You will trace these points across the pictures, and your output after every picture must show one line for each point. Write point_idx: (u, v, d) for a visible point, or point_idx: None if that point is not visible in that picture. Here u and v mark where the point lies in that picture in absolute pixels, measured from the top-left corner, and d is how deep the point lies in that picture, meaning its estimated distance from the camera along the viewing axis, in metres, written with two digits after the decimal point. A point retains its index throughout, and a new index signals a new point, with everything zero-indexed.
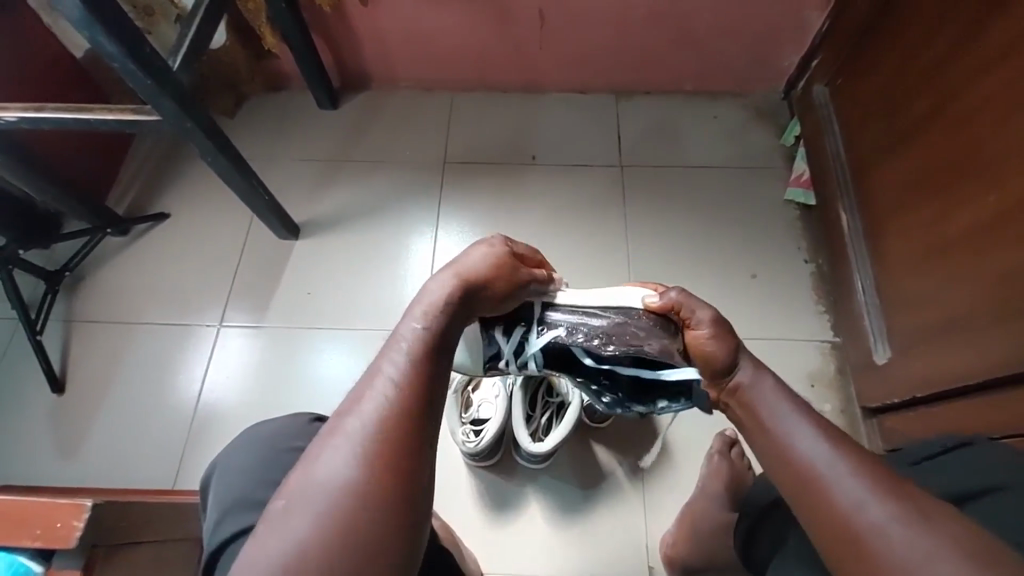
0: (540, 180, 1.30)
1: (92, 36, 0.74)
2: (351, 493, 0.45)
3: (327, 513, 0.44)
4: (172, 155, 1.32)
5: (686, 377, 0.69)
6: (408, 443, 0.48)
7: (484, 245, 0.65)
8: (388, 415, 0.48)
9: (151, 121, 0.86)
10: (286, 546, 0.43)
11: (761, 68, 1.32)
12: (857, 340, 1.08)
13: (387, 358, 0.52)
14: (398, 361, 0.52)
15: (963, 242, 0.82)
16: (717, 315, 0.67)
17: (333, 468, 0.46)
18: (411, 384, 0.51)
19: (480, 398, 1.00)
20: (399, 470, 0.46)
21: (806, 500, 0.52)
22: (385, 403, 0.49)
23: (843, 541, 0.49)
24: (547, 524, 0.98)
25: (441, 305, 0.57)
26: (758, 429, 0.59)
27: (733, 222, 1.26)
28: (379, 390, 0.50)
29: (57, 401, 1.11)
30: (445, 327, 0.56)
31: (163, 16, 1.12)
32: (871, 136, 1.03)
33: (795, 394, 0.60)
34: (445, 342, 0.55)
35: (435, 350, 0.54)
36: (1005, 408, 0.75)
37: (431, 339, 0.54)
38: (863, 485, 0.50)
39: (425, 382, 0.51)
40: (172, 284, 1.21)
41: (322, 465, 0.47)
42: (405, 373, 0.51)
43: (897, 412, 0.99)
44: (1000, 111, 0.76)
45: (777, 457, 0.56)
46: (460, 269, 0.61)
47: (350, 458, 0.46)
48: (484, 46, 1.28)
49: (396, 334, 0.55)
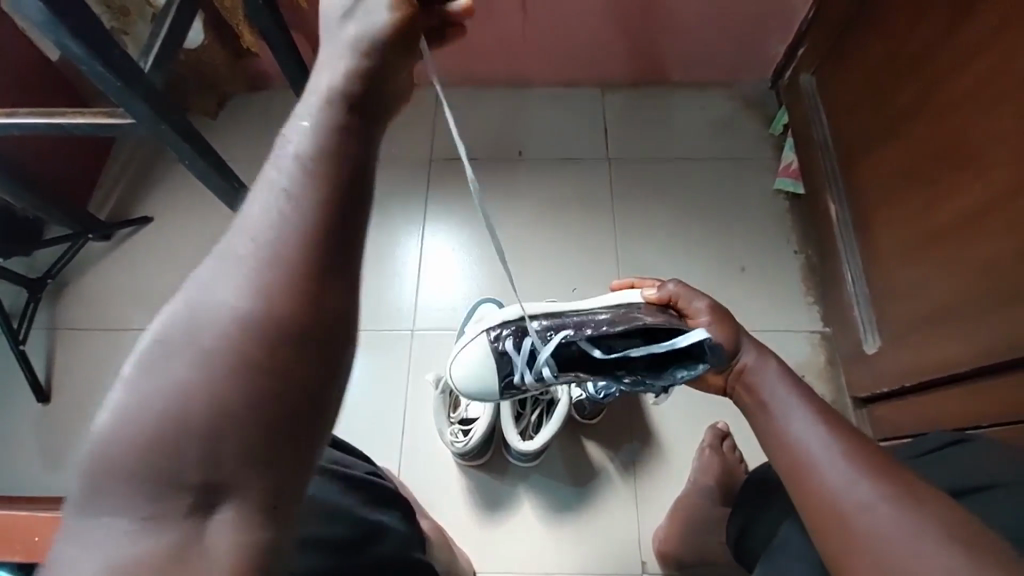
0: (527, 176, 1.29)
1: (59, 39, 0.72)
2: (202, 399, 0.31)
3: (170, 419, 0.31)
4: (154, 158, 1.30)
5: (697, 337, 0.65)
6: (293, 330, 0.33)
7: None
8: (261, 287, 0.33)
9: (124, 124, 0.85)
10: (165, 392, 0.31)
11: (747, 58, 1.31)
12: (847, 331, 1.07)
13: (281, 158, 0.37)
14: (276, 204, 0.35)
15: (949, 232, 0.82)
16: (712, 302, 0.72)
17: (180, 358, 0.32)
18: (298, 244, 0.34)
19: (468, 398, 1.00)
20: (278, 367, 0.33)
21: (793, 479, 0.55)
22: (284, 216, 0.35)
23: (821, 517, 0.51)
24: (539, 522, 0.98)
25: (338, 112, 0.39)
26: (760, 411, 0.62)
27: (724, 214, 1.25)
28: (248, 249, 0.34)
29: (43, 409, 1.10)
30: (348, 144, 0.38)
31: (139, 16, 1.10)
32: (858, 126, 1.03)
33: (799, 379, 0.63)
34: (356, 181, 0.37)
35: (339, 192, 0.36)
36: (993, 397, 0.75)
37: (331, 173, 0.36)
38: (848, 468, 0.51)
39: (320, 237, 0.35)
40: (156, 288, 1.19)
41: (161, 351, 0.32)
42: (288, 226, 0.34)
43: (886, 402, 0.99)
44: (986, 99, 0.75)
45: (777, 441, 0.58)
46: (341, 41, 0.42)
47: (205, 348, 0.32)
48: (466, 40, 1.26)
49: (272, 160, 0.37)
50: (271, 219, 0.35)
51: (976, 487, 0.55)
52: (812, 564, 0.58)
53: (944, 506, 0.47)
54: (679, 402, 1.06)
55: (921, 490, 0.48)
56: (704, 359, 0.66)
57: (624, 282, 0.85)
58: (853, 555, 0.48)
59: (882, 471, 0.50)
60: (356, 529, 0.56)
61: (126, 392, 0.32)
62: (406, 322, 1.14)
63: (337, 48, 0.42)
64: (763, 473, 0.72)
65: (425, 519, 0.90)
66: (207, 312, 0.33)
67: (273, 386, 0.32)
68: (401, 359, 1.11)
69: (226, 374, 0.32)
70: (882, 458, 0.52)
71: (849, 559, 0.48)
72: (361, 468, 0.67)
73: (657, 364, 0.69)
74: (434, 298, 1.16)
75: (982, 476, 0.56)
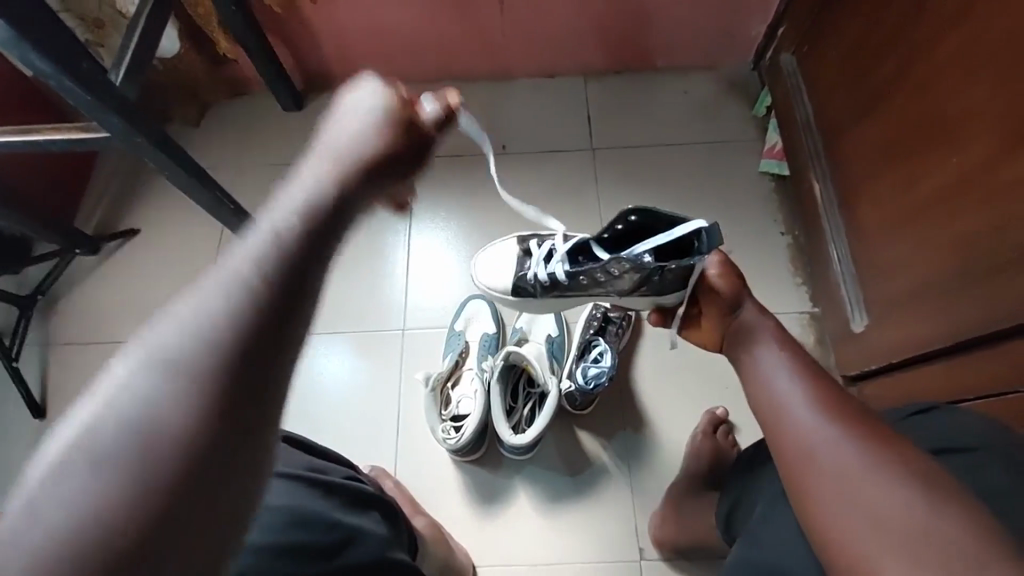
0: (511, 169, 1.28)
1: (26, 57, 0.72)
2: (127, 483, 0.30)
3: (71, 536, 0.29)
4: (137, 170, 1.30)
5: (698, 225, 0.67)
6: (222, 420, 0.33)
7: (360, 103, 0.50)
8: (198, 383, 0.33)
9: (100, 138, 0.85)
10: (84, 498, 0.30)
11: (728, 40, 1.30)
12: (835, 310, 1.08)
13: (238, 245, 0.37)
14: (217, 303, 0.34)
15: (927, 206, 0.82)
16: (725, 257, 0.69)
17: (101, 441, 0.31)
18: (241, 332, 0.34)
19: (459, 394, 1.02)
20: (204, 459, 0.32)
21: (774, 438, 0.56)
22: (230, 297, 0.35)
23: (796, 472, 0.52)
24: (536, 515, 0.99)
25: (318, 208, 0.42)
26: (747, 364, 0.65)
27: (709, 199, 1.25)
28: (183, 334, 0.33)
29: (39, 426, 1.11)
30: (303, 261, 0.38)
31: (113, 26, 1.10)
32: (839, 102, 1.02)
33: (787, 335, 0.64)
34: (307, 260, 0.38)
35: (285, 299, 0.36)
36: (975, 369, 0.76)
37: (287, 256, 0.37)
38: (825, 428, 0.53)
39: (260, 330, 0.35)
40: (141, 299, 1.20)
41: (80, 437, 0.31)
42: (226, 317, 0.34)
43: (873, 379, 0.99)
44: (964, 69, 0.74)
45: (760, 399, 0.60)
46: (334, 144, 0.47)
47: (125, 435, 0.31)
48: (444, 36, 1.25)
49: (234, 248, 0.37)
50: (206, 317, 0.34)
51: (951, 452, 0.56)
52: (791, 541, 0.58)
53: (927, 476, 0.47)
54: (673, 388, 1.06)
55: (898, 453, 0.49)
56: (702, 249, 0.68)
57: None
58: (825, 517, 0.48)
59: (862, 436, 0.51)
60: (332, 536, 0.58)
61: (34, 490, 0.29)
62: (397, 321, 1.15)
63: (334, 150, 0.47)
64: (752, 453, 0.73)
65: (419, 516, 0.91)
66: (130, 399, 0.32)
67: (188, 494, 0.31)
68: (392, 358, 1.12)
69: (151, 461, 0.31)
70: (864, 424, 0.53)
71: (823, 521, 0.48)
72: (340, 473, 0.68)
73: (661, 257, 0.71)
74: (423, 296, 1.17)
75: (957, 442, 0.56)
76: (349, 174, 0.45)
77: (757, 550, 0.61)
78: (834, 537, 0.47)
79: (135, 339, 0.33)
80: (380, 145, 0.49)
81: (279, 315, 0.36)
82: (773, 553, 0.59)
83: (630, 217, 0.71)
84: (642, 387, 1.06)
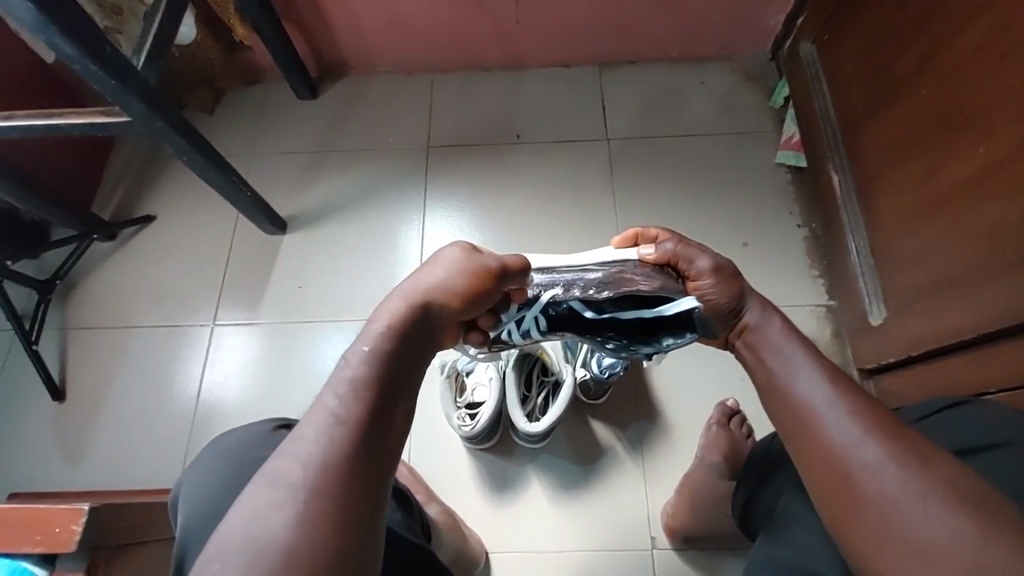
0: (526, 159, 1.28)
1: (49, 38, 0.72)
2: (312, 484, 0.44)
3: (295, 524, 0.43)
4: (153, 159, 1.31)
5: (688, 307, 0.68)
6: (342, 480, 0.45)
7: (443, 256, 0.63)
8: (341, 420, 0.48)
9: (121, 122, 0.85)
10: (287, 513, 0.43)
11: (746, 29, 1.28)
12: (853, 302, 1.07)
13: (383, 320, 0.55)
14: (365, 355, 0.52)
15: (952, 199, 0.80)
16: (719, 261, 0.68)
17: (249, 524, 0.43)
18: (371, 366, 0.51)
19: (474, 382, 1.02)
20: (337, 507, 0.44)
21: (797, 440, 0.55)
22: (381, 332, 0.54)
23: (828, 473, 0.52)
24: (548, 502, 0.99)
25: (417, 301, 0.58)
26: (761, 367, 0.62)
27: (725, 189, 1.24)
28: (298, 440, 0.47)
29: (59, 407, 1.12)
30: (401, 327, 0.55)
31: (132, 14, 1.09)
32: (861, 91, 1.01)
33: (800, 333, 0.63)
34: (412, 325, 0.56)
35: (402, 347, 0.54)
36: (998, 363, 0.75)
37: (408, 321, 0.56)
38: (851, 431, 0.52)
39: (385, 381, 0.51)
40: (158, 283, 1.21)
41: (276, 479, 0.45)
42: (366, 376, 0.50)
43: (893, 372, 0.98)
44: (996, 55, 0.72)
45: (780, 400, 0.59)
46: (417, 285, 0.59)
47: (305, 469, 0.45)
48: (460, 25, 1.25)
49: (381, 312, 0.56)
50: (352, 380, 0.50)
51: (977, 450, 0.55)
52: (817, 533, 0.58)
53: (952, 478, 0.47)
54: (686, 379, 1.06)
55: (927, 457, 0.48)
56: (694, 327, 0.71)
57: (625, 236, 0.78)
58: (860, 517, 0.48)
59: (888, 438, 0.50)
60: None
61: (260, 506, 0.44)
62: None
63: (430, 274, 0.61)
64: (769, 442, 0.72)
65: (432, 504, 0.92)
66: (302, 448, 0.46)
67: (358, 477, 0.46)
68: None
69: (330, 493, 0.44)
70: (892, 422, 0.52)
71: (857, 522, 0.48)
72: None
73: (648, 327, 0.73)
74: None
75: (983, 439, 0.56)
76: (420, 307, 0.58)
77: (779, 546, 0.61)
78: (865, 546, 0.48)
79: (308, 420, 0.48)
80: (467, 292, 0.61)
81: (375, 427, 0.48)
82: (792, 546, 0.60)
83: (605, 291, 0.69)
84: (656, 376, 1.07)
